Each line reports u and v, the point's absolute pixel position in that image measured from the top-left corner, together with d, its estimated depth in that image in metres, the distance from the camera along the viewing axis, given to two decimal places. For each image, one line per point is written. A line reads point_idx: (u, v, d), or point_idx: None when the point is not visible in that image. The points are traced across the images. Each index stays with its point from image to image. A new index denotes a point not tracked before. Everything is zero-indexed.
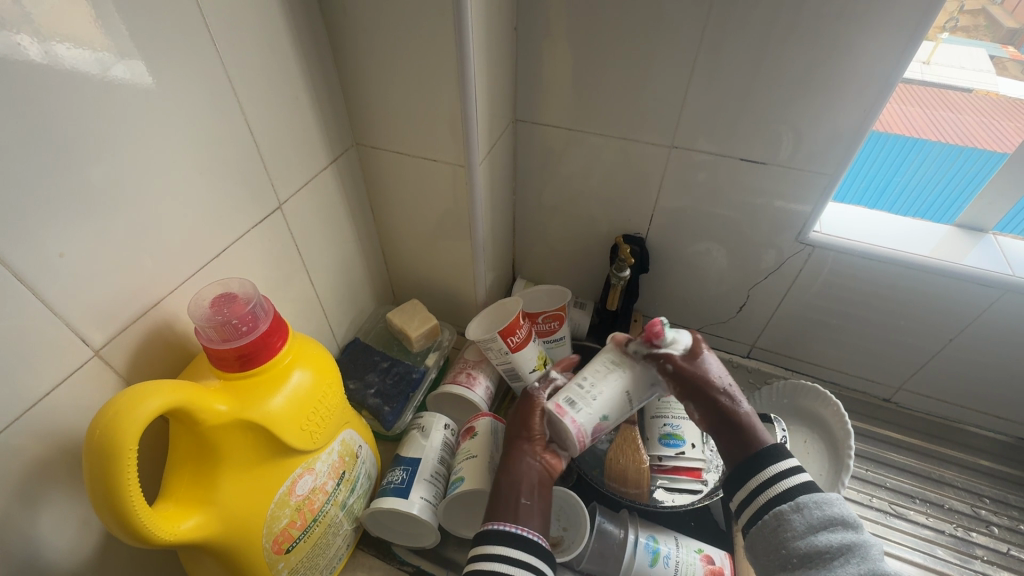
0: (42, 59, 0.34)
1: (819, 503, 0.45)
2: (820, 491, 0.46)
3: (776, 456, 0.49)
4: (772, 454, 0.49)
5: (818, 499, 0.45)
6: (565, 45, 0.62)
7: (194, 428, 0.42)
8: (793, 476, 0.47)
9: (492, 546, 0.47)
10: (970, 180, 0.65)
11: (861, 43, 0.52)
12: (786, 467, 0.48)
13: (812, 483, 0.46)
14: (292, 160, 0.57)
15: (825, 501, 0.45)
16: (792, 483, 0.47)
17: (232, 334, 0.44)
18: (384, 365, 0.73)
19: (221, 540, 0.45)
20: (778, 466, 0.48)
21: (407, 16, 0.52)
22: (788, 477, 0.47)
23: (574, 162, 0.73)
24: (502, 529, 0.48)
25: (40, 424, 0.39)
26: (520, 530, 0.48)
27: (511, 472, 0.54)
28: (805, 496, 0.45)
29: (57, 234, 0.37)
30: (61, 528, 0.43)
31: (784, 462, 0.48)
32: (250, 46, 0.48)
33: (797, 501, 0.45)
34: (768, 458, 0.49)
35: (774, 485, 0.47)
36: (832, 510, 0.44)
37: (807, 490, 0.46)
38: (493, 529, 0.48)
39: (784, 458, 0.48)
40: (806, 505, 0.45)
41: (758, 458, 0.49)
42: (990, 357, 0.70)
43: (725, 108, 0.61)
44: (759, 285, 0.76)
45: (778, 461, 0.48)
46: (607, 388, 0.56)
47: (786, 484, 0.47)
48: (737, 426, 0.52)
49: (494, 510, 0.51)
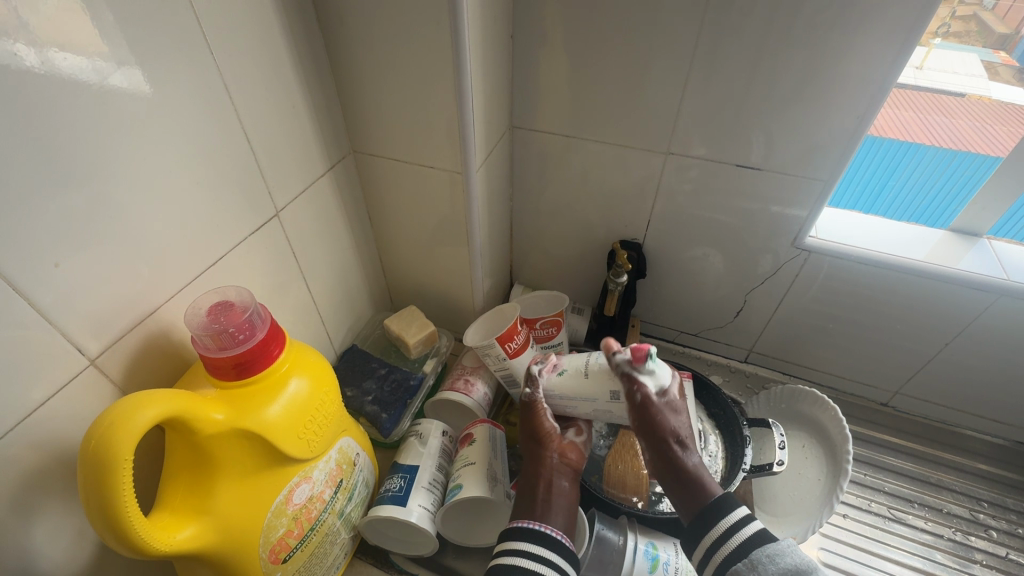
0: (38, 66, 0.34)
1: (773, 557, 0.47)
2: (772, 541, 0.49)
3: (726, 508, 0.51)
4: (721, 507, 0.51)
5: (771, 552, 0.47)
6: (561, 52, 0.62)
7: (190, 437, 0.42)
8: (742, 529, 0.49)
9: (516, 542, 0.51)
10: (965, 184, 0.65)
11: (854, 49, 0.52)
12: (737, 518, 0.50)
13: (761, 535, 0.49)
14: (289, 168, 0.57)
15: (777, 553, 0.47)
16: (741, 538, 0.49)
17: (229, 343, 0.44)
18: (381, 372, 0.73)
19: (217, 550, 0.45)
20: (729, 519, 0.50)
21: (404, 24, 0.52)
22: (738, 530, 0.49)
23: (571, 168, 0.73)
24: (530, 528, 0.52)
25: (35, 434, 0.39)
26: (544, 528, 0.52)
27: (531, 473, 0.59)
28: (759, 550, 0.48)
29: (53, 242, 0.37)
30: (56, 539, 0.42)
31: (733, 513, 0.50)
32: (247, 55, 0.48)
33: (751, 559, 0.48)
34: (721, 510, 0.51)
35: (726, 542, 0.49)
36: (785, 561, 0.46)
37: (759, 543, 0.48)
38: (512, 528, 0.52)
39: (733, 509, 0.51)
40: (761, 561, 0.47)
41: (712, 510, 0.51)
42: (985, 360, 0.70)
43: (720, 114, 0.61)
44: (756, 290, 0.76)
45: (729, 512, 0.50)
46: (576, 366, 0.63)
47: (738, 539, 0.49)
48: (689, 479, 0.54)
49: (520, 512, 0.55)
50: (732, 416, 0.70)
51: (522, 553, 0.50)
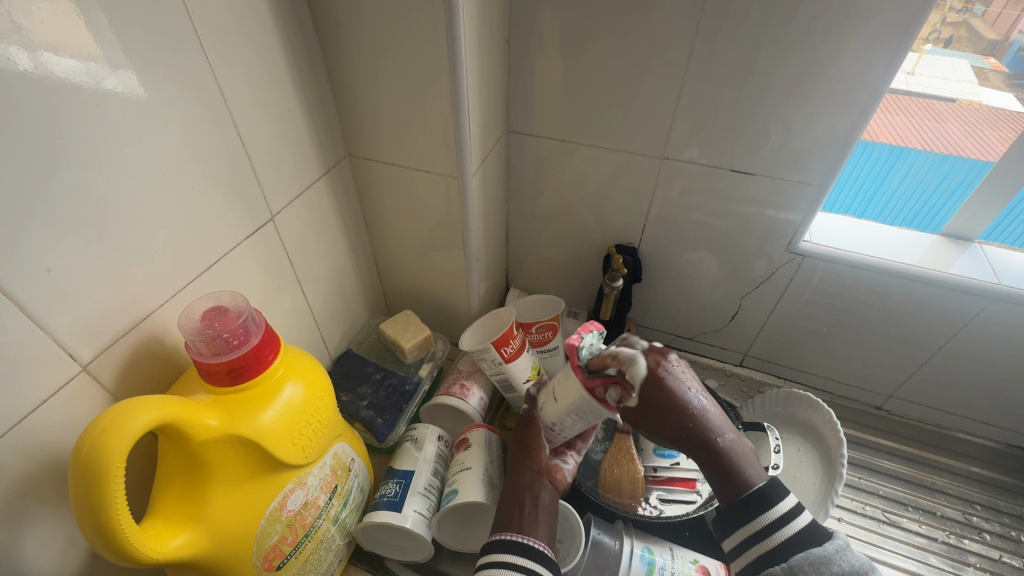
0: (31, 68, 0.33)
1: (815, 564, 0.44)
2: (818, 545, 0.45)
3: (770, 500, 0.47)
4: (766, 497, 0.48)
5: (815, 559, 0.44)
6: (556, 58, 0.63)
7: (184, 443, 0.41)
8: (789, 526, 0.46)
9: (501, 555, 0.50)
10: (956, 189, 0.66)
11: (845, 57, 0.53)
12: (782, 513, 0.47)
13: (808, 537, 0.45)
14: (284, 172, 0.57)
15: (822, 562, 0.43)
16: (786, 535, 0.46)
17: (222, 348, 0.44)
18: (377, 377, 0.72)
19: (210, 558, 0.44)
20: (773, 515, 0.47)
21: (400, 31, 0.52)
22: (781, 527, 0.46)
23: (566, 173, 0.73)
24: (507, 540, 0.51)
25: (25, 441, 0.38)
26: (522, 539, 0.51)
27: (515, 485, 0.57)
28: (800, 555, 0.44)
29: (46, 246, 0.37)
30: (46, 547, 0.42)
31: (779, 506, 0.47)
32: (244, 60, 0.48)
33: (790, 563, 0.44)
34: (763, 503, 0.47)
35: (767, 539, 0.46)
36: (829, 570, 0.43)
37: (802, 546, 0.45)
38: (497, 540, 0.51)
39: (779, 501, 0.47)
40: (801, 567, 0.44)
41: (754, 502, 0.48)
42: (978, 364, 0.71)
43: (715, 120, 0.61)
44: (751, 294, 0.77)
45: (774, 504, 0.47)
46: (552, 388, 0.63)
47: (778, 539, 0.46)
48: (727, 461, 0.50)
49: (500, 523, 0.54)
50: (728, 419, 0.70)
51: (507, 566, 0.49)
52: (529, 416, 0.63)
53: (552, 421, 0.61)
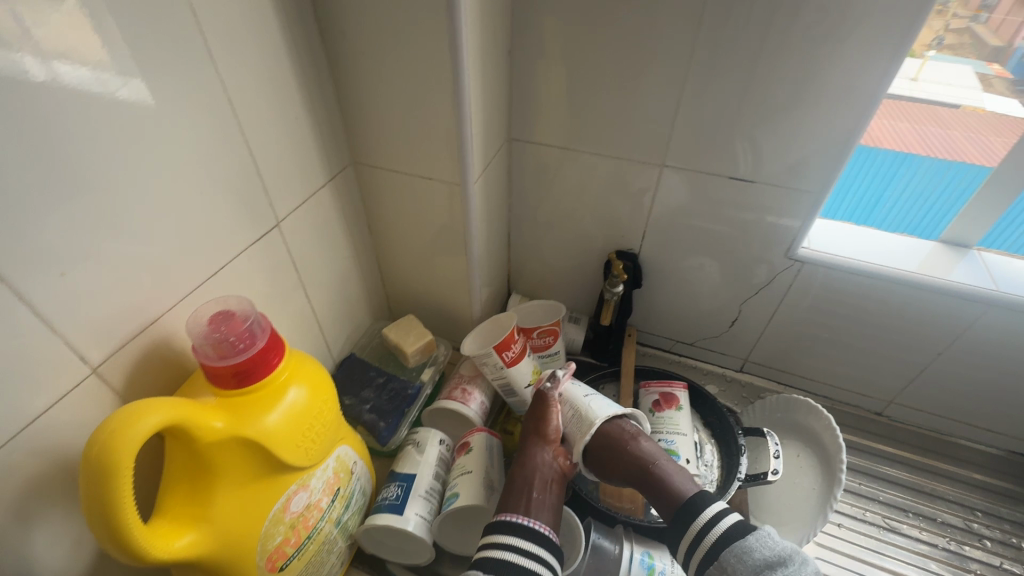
0: (44, 78, 0.34)
1: (738, 554, 0.49)
2: (743, 536, 0.50)
3: (698, 508, 0.53)
4: (694, 506, 0.54)
5: (739, 551, 0.49)
6: (557, 67, 0.64)
7: (190, 444, 0.42)
8: (715, 528, 0.51)
9: (502, 534, 0.52)
10: (960, 196, 0.66)
11: (841, 65, 0.54)
12: (709, 517, 0.52)
13: (732, 531, 0.50)
14: (290, 179, 0.58)
15: (743, 552, 0.49)
16: (713, 536, 0.51)
17: (229, 352, 0.45)
18: (380, 381, 0.73)
19: (214, 557, 0.45)
20: (701, 519, 0.52)
21: (404, 41, 0.53)
22: (712, 528, 0.51)
23: (568, 180, 0.74)
24: (515, 521, 0.53)
25: (35, 442, 0.39)
26: (529, 522, 0.53)
27: (525, 466, 0.60)
28: (726, 550, 0.50)
29: (59, 250, 0.38)
30: (54, 546, 0.43)
31: (704, 512, 0.53)
32: (251, 69, 0.49)
33: (721, 560, 0.49)
34: (692, 509, 0.53)
35: (702, 543, 0.51)
36: (753, 558, 0.48)
37: (727, 542, 0.50)
38: (503, 520, 0.54)
39: (707, 506, 0.53)
40: (728, 561, 0.49)
41: (685, 510, 0.54)
42: (977, 370, 0.71)
43: (713, 127, 0.62)
44: (751, 300, 0.77)
45: (704, 509, 0.53)
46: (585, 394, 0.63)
47: (710, 539, 0.51)
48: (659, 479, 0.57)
49: (507, 503, 0.56)
50: (728, 425, 0.71)
51: (506, 547, 0.51)
52: (546, 395, 0.63)
53: (572, 418, 0.62)
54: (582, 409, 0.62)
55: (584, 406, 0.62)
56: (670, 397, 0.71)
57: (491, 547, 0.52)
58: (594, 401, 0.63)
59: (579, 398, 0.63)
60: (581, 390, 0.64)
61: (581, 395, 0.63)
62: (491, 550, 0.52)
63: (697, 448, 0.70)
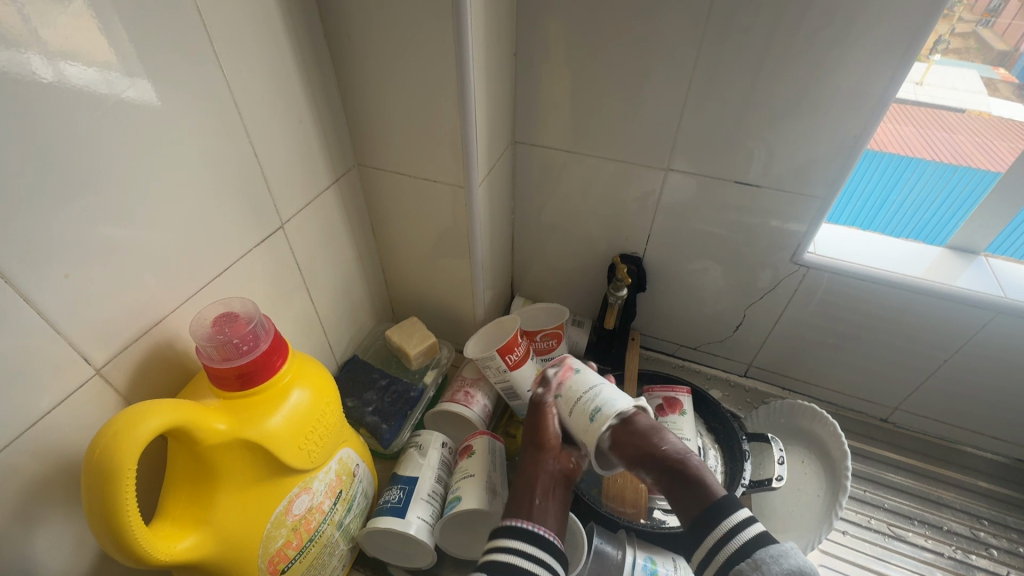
0: (52, 79, 0.35)
1: (776, 557, 0.47)
2: (775, 543, 0.48)
3: (727, 509, 0.51)
4: (722, 507, 0.51)
5: (775, 552, 0.47)
6: (562, 70, 0.64)
7: (193, 446, 0.42)
8: (744, 531, 0.49)
9: (506, 540, 0.52)
10: (966, 199, 0.65)
11: (848, 69, 0.53)
12: (738, 520, 0.50)
13: (765, 536, 0.48)
14: (294, 180, 0.58)
15: (780, 554, 0.46)
16: (743, 538, 0.49)
17: (233, 354, 0.44)
18: (382, 383, 0.73)
19: (217, 560, 0.45)
20: (731, 520, 0.50)
21: (409, 42, 0.53)
22: (741, 530, 0.49)
23: (572, 183, 0.74)
24: (518, 527, 0.53)
25: (39, 443, 0.39)
26: (532, 527, 0.53)
27: (528, 472, 0.59)
28: (761, 551, 0.47)
29: (64, 251, 0.38)
30: (56, 548, 0.42)
31: (733, 515, 0.50)
32: (256, 70, 0.49)
33: (754, 559, 0.47)
34: (721, 512, 0.51)
35: (729, 544, 0.49)
36: (788, 562, 0.46)
37: (760, 543, 0.48)
38: (508, 526, 0.53)
39: (735, 509, 0.51)
40: (763, 561, 0.47)
41: (713, 511, 0.51)
42: (983, 377, 0.70)
43: (719, 131, 0.62)
44: (756, 304, 0.77)
45: (731, 512, 0.50)
46: (587, 389, 0.59)
47: (740, 540, 0.49)
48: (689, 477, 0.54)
49: (511, 509, 0.56)
50: (732, 431, 0.70)
51: (510, 552, 0.51)
52: (541, 400, 0.62)
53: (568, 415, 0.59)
54: (585, 402, 0.58)
55: (585, 399, 0.58)
56: (674, 402, 0.71)
57: (496, 551, 0.51)
58: (598, 393, 0.58)
59: (580, 394, 0.59)
60: (581, 385, 0.59)
61: (582, 392, 0.59)
62: (495, 555, 0.51)
63: (701, 453, 0.70)
